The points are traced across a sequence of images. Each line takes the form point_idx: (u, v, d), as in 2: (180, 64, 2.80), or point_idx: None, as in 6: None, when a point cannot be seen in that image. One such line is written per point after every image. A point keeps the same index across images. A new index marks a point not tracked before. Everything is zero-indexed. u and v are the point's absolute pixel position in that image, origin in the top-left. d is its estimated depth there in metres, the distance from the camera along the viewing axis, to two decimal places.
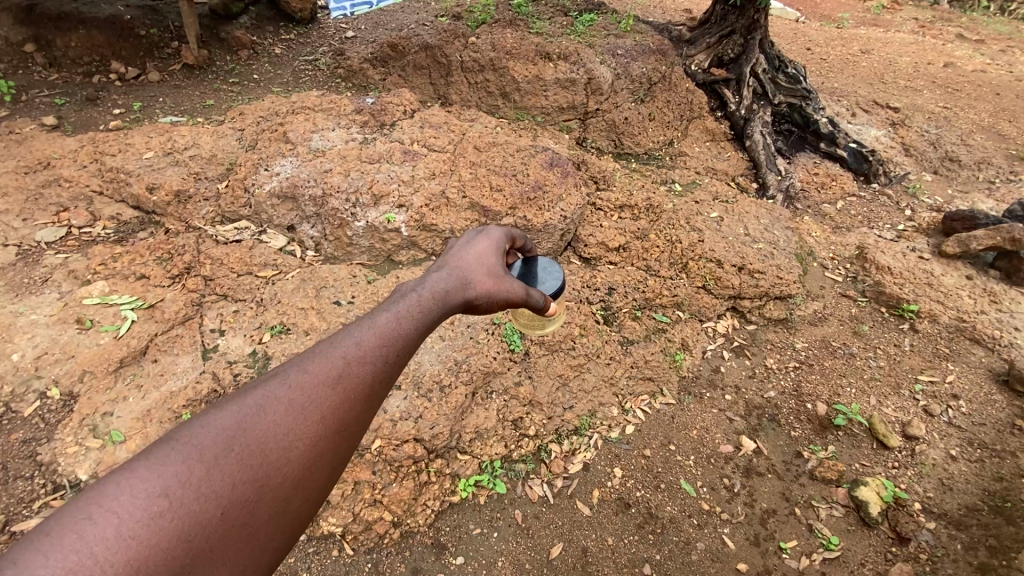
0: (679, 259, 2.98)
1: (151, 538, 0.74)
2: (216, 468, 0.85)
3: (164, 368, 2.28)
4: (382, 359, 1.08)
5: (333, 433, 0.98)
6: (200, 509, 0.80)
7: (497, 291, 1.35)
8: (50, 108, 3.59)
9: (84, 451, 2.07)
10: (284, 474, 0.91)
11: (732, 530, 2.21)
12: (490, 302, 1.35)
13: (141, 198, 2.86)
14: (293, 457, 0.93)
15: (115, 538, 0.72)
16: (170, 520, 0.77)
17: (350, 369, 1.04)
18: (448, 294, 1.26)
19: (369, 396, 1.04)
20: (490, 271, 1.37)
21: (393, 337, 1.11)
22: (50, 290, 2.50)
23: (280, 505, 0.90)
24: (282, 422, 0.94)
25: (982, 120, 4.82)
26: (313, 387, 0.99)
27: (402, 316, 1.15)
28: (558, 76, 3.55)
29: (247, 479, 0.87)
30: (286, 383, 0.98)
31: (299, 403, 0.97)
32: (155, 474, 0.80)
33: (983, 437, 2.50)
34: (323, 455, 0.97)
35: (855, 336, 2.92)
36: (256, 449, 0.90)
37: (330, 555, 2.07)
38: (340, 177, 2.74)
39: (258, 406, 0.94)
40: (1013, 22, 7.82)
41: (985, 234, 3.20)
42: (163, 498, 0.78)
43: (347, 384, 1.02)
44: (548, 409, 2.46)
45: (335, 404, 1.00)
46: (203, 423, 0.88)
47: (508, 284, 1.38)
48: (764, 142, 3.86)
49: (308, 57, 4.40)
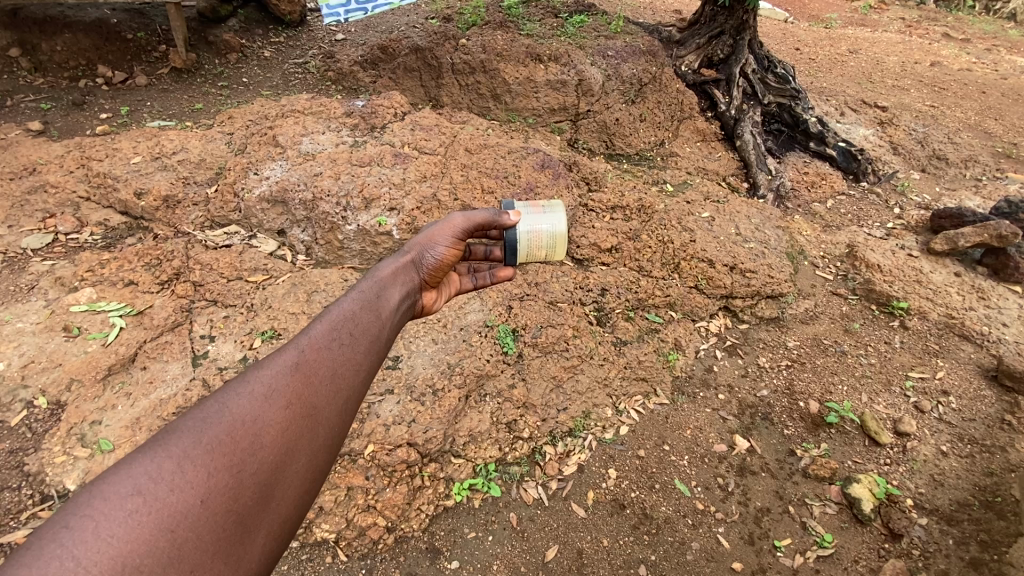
0: (671, 259, 2.98)
1: (130, 533, 0.80)
2: (186, 460, 0.89)
3: (153, 376, 2.26)
4: (338, 342, 1.18)
5: (301, 417, 1.05)
6: (176, 501, 0.85)
7: (432, 243, 1.66)
8: (36, 113, 3.55)
9: (72, 460, 2.04)
10: (258, 460, 0.97)
11: (727, 529, 2.22)
12: (433, 255, 1.65)
13: (129, 204, 2.82)
14: (265, 442, 0.99)
15: (94, 540, 0.77)
16: (148, 514, 0.82)
17: (308, 354, 1.12)
18: (390, 269, 1.51)
19: (334, 375, 1.13)
20: (419, 237, 1.67)
21: (345, 321, 1.23)
22: (37, 297, 2.46)
23: (259, 488, 0.96)
24: (248, 412, 1.00)
25: (968, 118, 4.89)
26: (274, 377, 1.06)
27: (348, 301, 1.29)
28: (549, 78, 3.57)
29: (220, 468, 0.92)
30: (248, 381, 1.05)
31: (262, 393, 1.03)
32: (125, 477, 0.84)
33: (973, 432, 2.52)
34: (296, 438, 1.03)
35: (847, 334, 2.94)
36: (225, 438, 0.95)
37: (323, 562, 2.04)
38: (331, 180, 2.73)
39: (221, 403, 0.99)
40: (997, 22, 7.94)
41: (973, 231, 3.24)
42: (136, 496, 0.83)
43: (307, 367, 1.11)
44: (542, 411, 2.46)
45: (298, 388, 1.07)
46: (169, 428, 0.93)
47: (437, 230, 1.69)
48: (754, 141, 3.90)
49: (298, 60, 4.38)
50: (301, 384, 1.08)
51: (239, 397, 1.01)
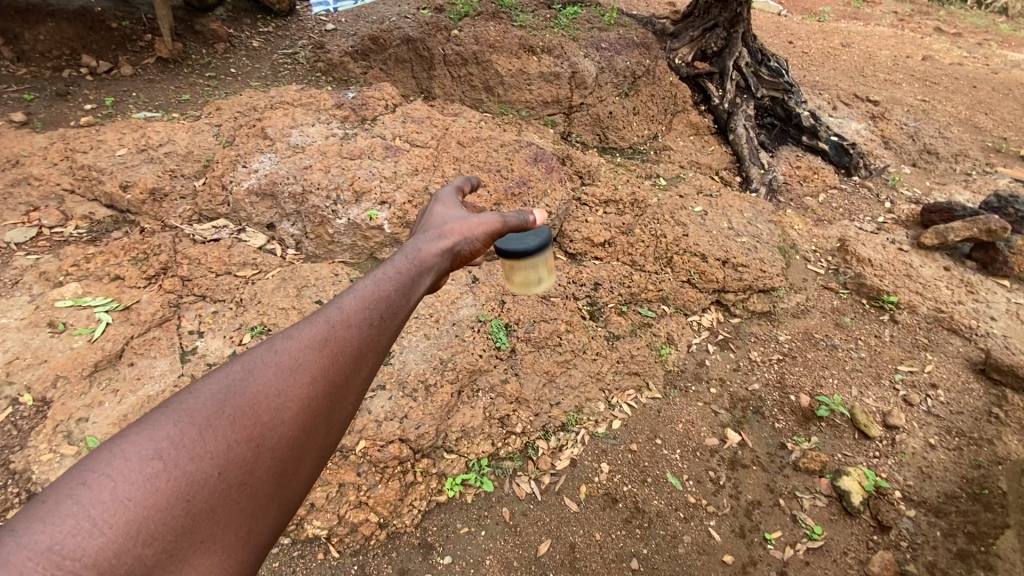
0: (664, 253, 2.98)
1: (149, 498, 0.74)
2: (208, 429, 0.83)
3: (141, 372, 2.23)
4: (368, 320, 1.05)
5: (325, 395, 0.96)
6: (195, 470, 0.79)
7: (472, 231, 1.45)
8: (19, 103, 3.47)
9: (59, 458, 2.02)
10: (279, 435, 0.89)
11: (718, 522, 2.23)
12: (469, 244, 1.45)
13: (115, 197, 2.77)
14: (286, 417, 0.91)
15: (112, 501, 0.72)
16: (166, 480, 0.76)
17: (337, 330, 1.01)
18: (427, 249, 1.31)
19: (361, 356, 1.02)
20: (457, 219, 1.48)
21: (379, 297, 1.10)
22: (20, 292, 2.41)
23: (276, 466, 0.88)
24: (272, 384, 0.92)
25: (959, 113, 4.91)
26: (300, 351, 0.96)
27: (383, 277, 1.15)
28: (542, 70, 3.53)
29: (241, 440, 0.85)
30: (275, 349, 0.96)
31: (287, 366, 0.94)
32: (146, 439, 0.79)
33: (961, 425, 2.55)
34: (318, 417, 0.95)
35: (837, 328, 2.96)
36: (248, 410, 0.88)
37: (315, 558, 2.03)
38: (321, 173, 2.69)
39: (246, 370, 0.92)
40: (989, 16, 7.97)
41: (963, 225, 3.27)
42: (157, 461, 0.77)
43: (335, 344, 1.00)
44: (534, 406, 2.46)
45: (324, 365, 0.97)
46: (192, 391, 0.87)
47: (477, 219, 1.48)
48: (747, 135, 3.91)
49: (287, 50, 4.32)
50: (327, 363, 0.97)
51: (265, 367, 0.93)
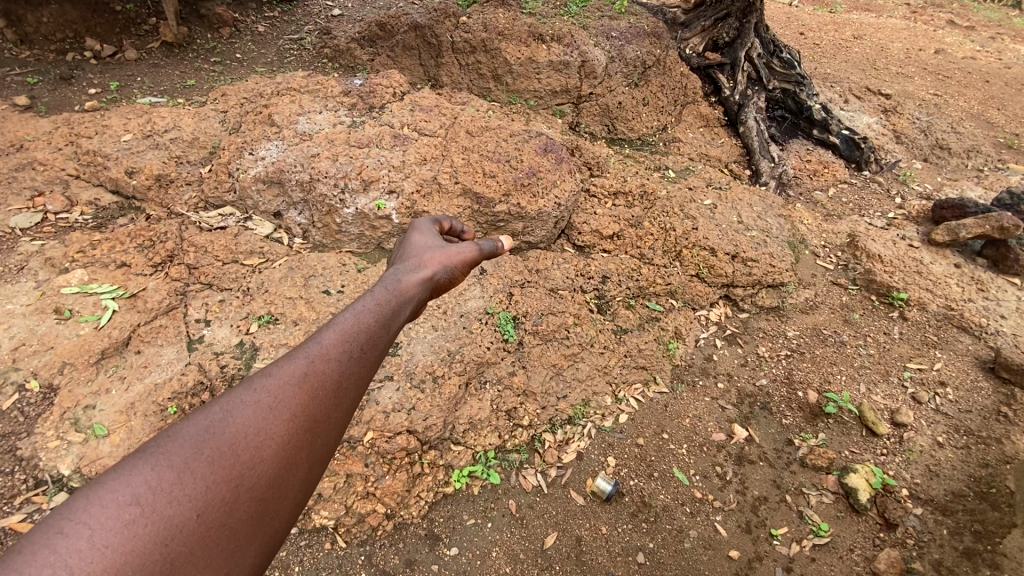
0: (673, 247, 2.95)
1: (126, 545, 0.74)
2: (186, 472, 0.84)
3: (148, 360, 2.22)
4: (347, 354, 1.11)
5: (304, 431, 1.00)
6: (174, 513, 0.80)
7: (449, 260, 1.52)
8: (23, 87, 3.43)
9: (65, 445, 2.01)
10: (258, 474, 0.91)
11: (724, 517, 2.23)
12: (449, 271, 1.52)
13: (120, 182, 2.75)
14: (266, 456, 0.94)
15: (88, 549, 0.71)
16: (144, 525, 0.76)
17: (317, 365, 1.07)
18: (407, 280, 1.38)
19: (339, 391, 1.07)
20: (436, 247, 1.54)
21: (358, 330, 1.17)
22: (27, 278, 2.40)
23: (257, 505, 0.90)
24: (251, 423, 0.94)
25: (971, 107, 4.86)
26: (280, 388, 1.01)
27: (360, 312, 1.21)
28: (551, 58, 3.43)
29: (221, 480, 0.87)
30: (253, 389, 0.99)
31: (266, 404, 0.98)
32: (123, 484, 0.78)
33: (970, 424, 2.53)
34: (298, 453, 0.98)
35: (846, 324, 2.94)
36: (227, 451, 0.90)
37: (322, 548, 2.03)
38: (329, 161, 2.65)
39: (225, 410, 0.94)
40: (1003, 9, 7.89)
41: (975, 222, 3.23)
42: (135, 506, 0.77)
43: (314, 380, 1.05)
44: (541, 399, 2.44)
45: (304, 401, 1.02)
46: (169, 434, 0.88)
47: (455, 249, 1.56)
48: (758, 127, 3.87)
49: (293, 36, 4.27)
50: (307, 398, 1.02)
51: (243, 406, 0.96)
